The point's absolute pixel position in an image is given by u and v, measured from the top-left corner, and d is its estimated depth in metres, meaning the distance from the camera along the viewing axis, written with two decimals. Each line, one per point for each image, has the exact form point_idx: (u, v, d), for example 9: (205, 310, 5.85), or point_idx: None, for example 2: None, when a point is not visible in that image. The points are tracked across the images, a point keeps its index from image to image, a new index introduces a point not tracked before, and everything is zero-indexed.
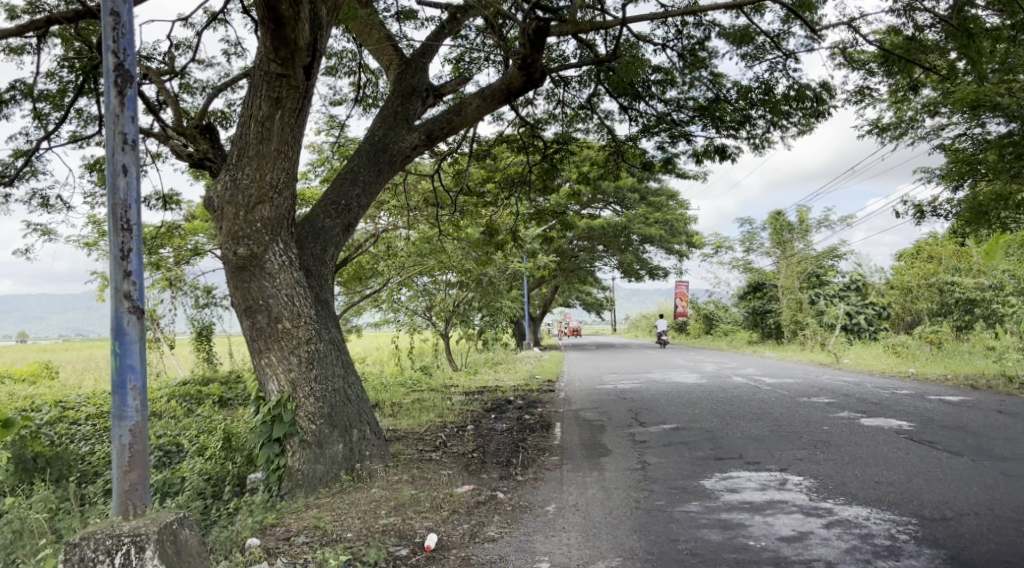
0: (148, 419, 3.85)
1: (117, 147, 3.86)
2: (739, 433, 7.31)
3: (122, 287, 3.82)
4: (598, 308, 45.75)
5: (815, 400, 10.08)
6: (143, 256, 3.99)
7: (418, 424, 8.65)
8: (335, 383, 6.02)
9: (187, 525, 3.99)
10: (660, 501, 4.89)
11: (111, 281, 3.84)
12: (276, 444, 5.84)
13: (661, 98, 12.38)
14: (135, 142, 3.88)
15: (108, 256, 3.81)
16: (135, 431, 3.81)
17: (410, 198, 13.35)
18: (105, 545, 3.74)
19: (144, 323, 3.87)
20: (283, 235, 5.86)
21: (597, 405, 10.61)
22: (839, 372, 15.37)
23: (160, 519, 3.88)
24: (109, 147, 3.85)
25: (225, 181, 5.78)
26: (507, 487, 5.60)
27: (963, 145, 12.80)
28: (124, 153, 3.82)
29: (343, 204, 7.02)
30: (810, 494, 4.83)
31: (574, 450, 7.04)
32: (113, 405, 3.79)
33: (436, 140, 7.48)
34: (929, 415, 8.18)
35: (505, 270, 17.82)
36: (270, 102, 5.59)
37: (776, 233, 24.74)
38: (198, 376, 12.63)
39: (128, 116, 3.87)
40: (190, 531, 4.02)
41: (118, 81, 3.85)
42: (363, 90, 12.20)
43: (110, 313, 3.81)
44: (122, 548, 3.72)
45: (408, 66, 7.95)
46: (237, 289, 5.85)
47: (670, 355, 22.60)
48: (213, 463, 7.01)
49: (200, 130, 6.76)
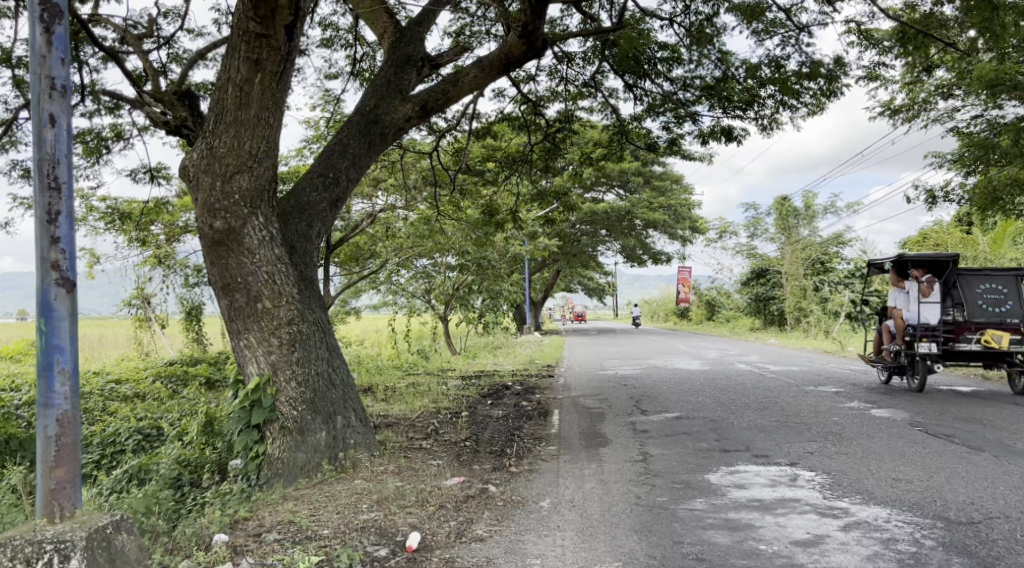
0: (78, 408, 3.59)
1: (44, 94, 3.57)
2: (745, 424, 6.97)
3: (49, 255, 3.56)
4: (600, 292, 45.43)
5: (822, 388, 9.74)
6: (78, 221, 3.73)
7: (410, 410, 8.33)
8: (319, 366, 5.67)
9: (123, 529, 3.69)
10: (663, 498, 4.55)
11: (37, 248, 3.57)
12: (255, 431, 5.52)
13: (667, 76, 11.97)
14: (64, 87, 3.60)
15: (34, 219, 3.55)
16: (64, 420, 3.56)
17: (408, 177, 13.00)
18: (23, 554, 3.41)
19: (75, 295, 3.62)
20: (263, 208, 5.49)
21: (596, 392, 10.28)
22: (846, 361, 15.03)
23: (90, 523, 3.57)
24: (35, 93, 3.56)
25: (201, 149, 5.40)
26: (499, 479, 5.27)
27: (979, 128, 12.39)
28: (51, 100, 3.54)
29: (331, 176, 6.64)
30: (824, 492, 4.48)
31: (571, 439, 6.71)
32: (38, 391, 3.54)
33: (431, 112, 7.08)
34: (942, 406, 7.83)
35: (505, 253, 17.47)
36: (249, 64, 5.20)
37: (783, 218, 24.30)
38: (187, 357, 12.33)
39: (58, 58, 3.58)
40: (127, 535, 3.71)
41: (44, 15, 3.54)
42: (359, 64, 11.81)
43: (36, 285, 3.55)
44: (43, 557, 3.40)
45: (404, 34, 7.53)
46: (214, 265, 5.49)
47: (671, 341, 22.29)
48: (192, 448, 6.70)
49: (179, 96, 6.37)
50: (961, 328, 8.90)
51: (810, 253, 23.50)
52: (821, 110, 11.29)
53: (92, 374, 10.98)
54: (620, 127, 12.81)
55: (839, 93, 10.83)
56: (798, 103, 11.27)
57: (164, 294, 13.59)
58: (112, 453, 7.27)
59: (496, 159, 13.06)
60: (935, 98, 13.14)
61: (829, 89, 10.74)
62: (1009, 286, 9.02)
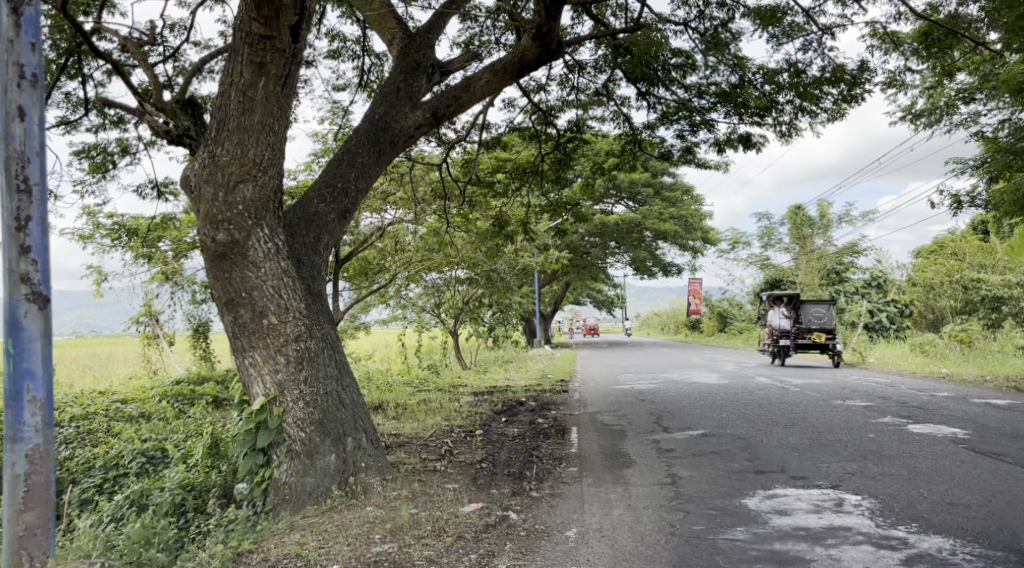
0: (51, 440, 3.53)
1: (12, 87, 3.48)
2: (775, 442, 6.63)
3: (18, 267, 3.49)
4: (610, 305, 45.02)
5: (850, 402, 9.37)
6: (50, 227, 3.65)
7: (422, 429, 8.00)
8: (328, 386, 5.37)
9: None
10: (699, 526, 4.25)
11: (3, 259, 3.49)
12: (262, 455, 5.23)
13: (682, 83, 11.68)
14: (33, 79, 3.50)
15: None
16: (33, 454, 3.49)
17: (417, 189, 12.75)
18: None
19: (46, 309, 3.54)
20: (268, 219, 5.20)
21: (614, 407, 9.94)
22: (869, 373, 14.57)
23: None
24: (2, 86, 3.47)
25: (203, 157, 5.13)
26: (521, 504, 4.96)
27: (1004, 133, 12.03)
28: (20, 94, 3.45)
29: (339, 187, 6.35)
30: (875, 520, 4.20)
31: (593, 460, 6.38)
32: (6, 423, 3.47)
33: (442, 120, 6.82)
34: (980, 420, 7.47)
35: (516, 265, 17.18)
36: (252, 68, 4.93)
37: (796, 228, 23.84)
38: (194, 375, 12.05)
39: (26, 42, 3.48)
40: None
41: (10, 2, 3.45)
42: (367, 75, 11.62)
43: (2, 297, 3.46)
44: None
45: (413, 41, 7.30)
46: (217, 280, 5.20)
47: (686, 353, 21.83)
48: (196, 471, 6.39)
49: (182, 105, 6.11)
50: (801, 332, 16.40)
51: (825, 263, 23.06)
52: (841, 115, 10.95)
53: (96, 393, 10.73)
54: (633, 136, 12.51)
55: (860, 98, 10.47)
56: (817, 108, 10.94)
57: (172, 311, 13.34)
58: (114, 476, 6.98)
59: (507, 170, 12.83)
60: (955, 103, 12.79)
61: (848, 94, 10.39)
62: (826, 309, 16.74)
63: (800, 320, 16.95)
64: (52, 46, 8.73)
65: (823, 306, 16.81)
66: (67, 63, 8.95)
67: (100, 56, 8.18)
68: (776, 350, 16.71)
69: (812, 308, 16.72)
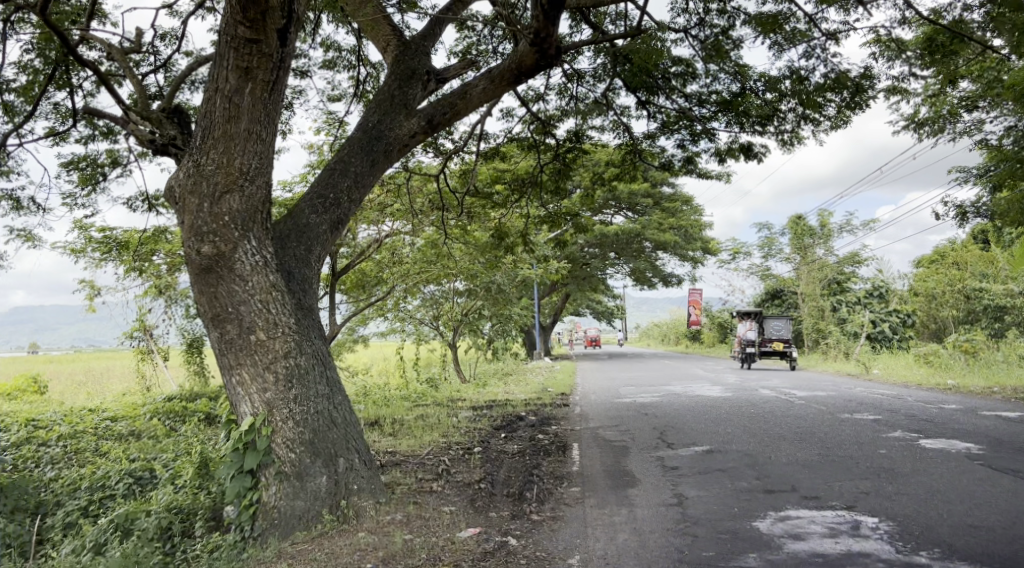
0: None
1: None
2: (784, 459, 6.41)
3: None
4: (609, 316, 44.78)
5: (858, 416, 9.14)
6: None
7: (419, 446, 7.77)
8: (319, 405, 5.15)
9: None
10: (709, 553, 4.06)
11: None
12: (249, 477, 5.00)
13: (682, 92, 11.51)
14: None
15: None
16: None
17: (415, 201, 12.56)
18: None
19: None
20: (256, 230, 4.99)
21: (616, 422, 9.72)
22: (874, 384, 14.34)
23: None
24: None
25: (188, 167, 4.93)
26: (521, 529, 4.75)
27: (1009, 141, 11.86)
28: None
29: (331, 197, 6.15)
30: (894, 545, 4.02)
31: (595, 478, 6.16)
32: None
33: (438, 127, 6.64)
34: (994, 434, 7.24)
35: (515, 277, 16.96)
36: (238, 73, 4.74)
37: (797, 238, 23.57)
38: (187, 391, 11.78)
39: None
40: None
41: None
42: (363, 85, 11.45)
43: None
44: None
45: (409, 48, 7.14)
46: (202, 294, 4.99)
47: (688, 365, 21.55)
48: (184, 493, 6.16)
49: (168, 114, 5.92)
50: (765, 341, 19.31)
51: (826, 273, 22.83)
52: (844, 123, 10.77)
53: (87, 411, 10.49)
54: (633, 146, 12.34)
55: (864, 106, 10.30)
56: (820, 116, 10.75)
57: (166, 325, 13.11)
58: (100, 498, 6.73)
59: (506, 181, 12.66)
60: (958, 111, 12.62)
61: (852, 101, 10.21)
62: (785, 323, 19.65)
63: (763, 332, 19.92)
64: (40, 56, 8.57)
65: (783, 321, 19.74)
66: (55, 73, 8.78)
67: (87, 65, 8.01)
68: (743, 356, 19.55)
69: (774, 323, 19.65)
